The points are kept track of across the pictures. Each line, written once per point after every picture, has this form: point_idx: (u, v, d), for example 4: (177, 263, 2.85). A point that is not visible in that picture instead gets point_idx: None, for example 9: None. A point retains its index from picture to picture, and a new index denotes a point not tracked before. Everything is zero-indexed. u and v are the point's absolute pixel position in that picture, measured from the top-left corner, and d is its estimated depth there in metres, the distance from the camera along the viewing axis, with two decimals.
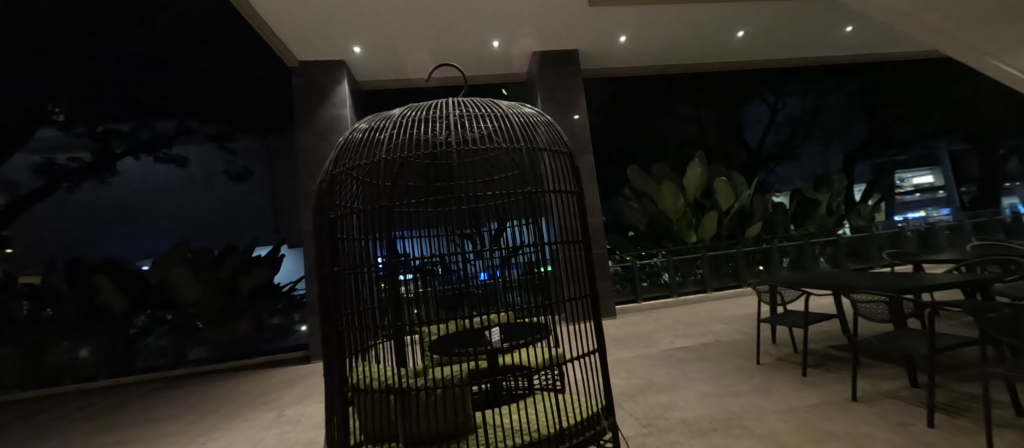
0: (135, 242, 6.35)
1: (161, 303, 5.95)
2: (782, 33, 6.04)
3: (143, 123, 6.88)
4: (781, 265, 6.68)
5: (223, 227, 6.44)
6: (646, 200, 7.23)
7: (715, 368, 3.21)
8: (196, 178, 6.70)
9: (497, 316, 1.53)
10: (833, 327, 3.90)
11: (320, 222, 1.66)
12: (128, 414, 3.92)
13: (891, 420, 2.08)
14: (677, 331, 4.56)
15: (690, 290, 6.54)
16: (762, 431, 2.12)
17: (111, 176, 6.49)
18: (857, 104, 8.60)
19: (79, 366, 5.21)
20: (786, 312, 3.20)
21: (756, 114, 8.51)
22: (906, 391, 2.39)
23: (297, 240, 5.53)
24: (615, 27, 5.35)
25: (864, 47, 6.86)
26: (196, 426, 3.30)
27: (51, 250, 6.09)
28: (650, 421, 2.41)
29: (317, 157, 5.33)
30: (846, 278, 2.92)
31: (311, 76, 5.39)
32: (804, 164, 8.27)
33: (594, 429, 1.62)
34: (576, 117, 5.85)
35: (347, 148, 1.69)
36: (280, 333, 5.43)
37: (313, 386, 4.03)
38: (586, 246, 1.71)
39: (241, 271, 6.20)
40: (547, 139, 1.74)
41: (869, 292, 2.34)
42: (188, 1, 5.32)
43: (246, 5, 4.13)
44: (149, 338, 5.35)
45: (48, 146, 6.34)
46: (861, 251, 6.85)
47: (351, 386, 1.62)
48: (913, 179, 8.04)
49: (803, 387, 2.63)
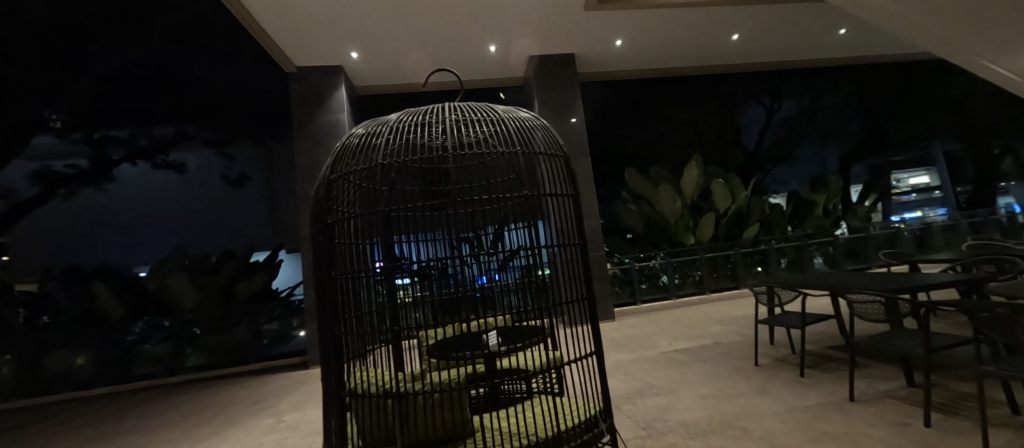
0: (133, 250, 6.34)
1: (158, 310, 5.92)
2: (776, 35, 6.07)
3: (140, 129, 6.89)
4: (779, 266, 6.68)
5: (221, 232, 6.44)
6: (644, 202, 7.25)
7: (714, 369, 3.22)
8: (193, 185, 6.75)
9: (495, 320, 1.53)
10: (831, 328, 3.92)
11: (317, 226, 1.66)
12: (123, 422, 3.90)
13: (888, 420, 2.08)
14: (676, 333, 4.57)
15: (688, 292, 6.57)
16: (760, 432, 2.13)
17: (110, 182, 6.56)
18: (851, 105, 8.67)
19: (76, 374, 5.19)
20: (783, 314, 3.20)
21: (752, 115, 8.57)
22: (903, 390, 2.40)
23: (294, 246, 5.54)
24: (610, 31, 5.37)
25: (857, 48, 6.93)
26: (192, 432, 3.29)
27: (46, 257, 6.04)
28: (649, 423, 2.41)
29: (314, 162, 5.34)
30: (845, 279, 2.92)
31: (309, 83, 5.41)
32: (800, 165, 8.35)
33: (593, 432, 1.62)
34: (573, 120, 5.88)
35: (344, 154, 1.69)
36: (278, 339, 5.39)
37: (311, 392, 4.00)
38: (583, 249, 1.72)
39: (239, 277, 6.18)
40: (544, 144, 1.75)
41: (864, 292, 2.34)
42: (185, 8, 5.35)
43: (242, 11, 4.14)
44: (147, 345, 5.32)
45: (50, 153, 6.37)
46: (857, 251, 6.88)
47: (349, 391, 1.62)
48: (909, 179, 8.14)
49: (801, 388, 2.65)
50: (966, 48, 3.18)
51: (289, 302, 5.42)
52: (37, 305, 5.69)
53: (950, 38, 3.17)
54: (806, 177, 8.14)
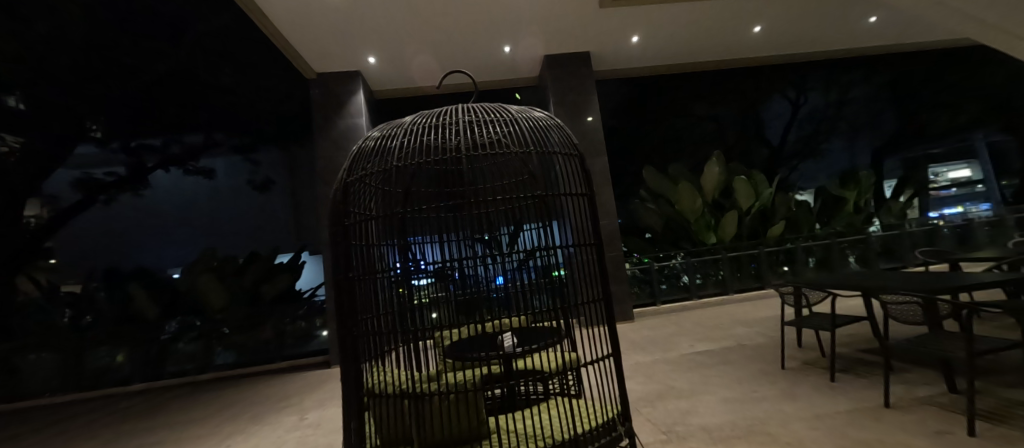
0: (167, 251, 6.58)
1: (190, 311, 6.15)
2: (803, 25, 5.84)
3: (172, 136, 7.15)
4: (806, 265, 6.45)
5: (246, 234, 6.64)
6: (663, 200, 7.10)
7: (739, 373, 3.11)
8: (221, 189, 7.10)
9: (510, 321, 1.51)
10: (863, 329, 3.78)
11: (335, 229, 1.67)
12: (157, 417, 4.01)
13: (928, 428, 1.96)
14: (697, 334, 4.46)
15: (710, 293, 6.39)
16: (788, 438, 2.05)
17: (145, 188, 6.87)
18: (883, 97, 8.31)
19: (116, 370, 5.45)
20: (812, 315, 3.05)
21: (777, 110, 8.35)
22: (944, 397, 2.26)
23: (316, 247, 5.69)
24: (626, 27, 5.28)
25: (888, 38, 6.64)
26: (222, 428, 3.37)
27: (91, 261, 6.39)
28: (669, 427, 2.35)
29: (333, 165, 5.45)
30: (877, 279, 2.77)
31: (327, 87, 5.51)
32: (829, 160, 7.99)
33: (610, 435, 1.59)
34: (589, 118, 5.81)
35: (360, 157, 1.71)
36: (302, 339, 5.51)
37: (332, 391, 4.08)
38: (599, 249, 1.68)
39: (265, 278, 6.37)
40: (560, 143, 1.72)
41: (902, 292, 2.19)
42: (211, 20, 5.57)
43: (263, 19, 4.25)
44: (180, 344, 5.52)
45: (90, 161, 6.71)
46: (892, 250, 6.57)
47: (368, 391, 1.63)
48: (948, 173, 7.62)
49: (831, 393, 2.53)
50: (1009, 32, 3.01)
51: (312, 302, 5.59)
52: (80, 305, 6.08)
53: (983, 20, 3.00)
54: (835, 173, 7.82)
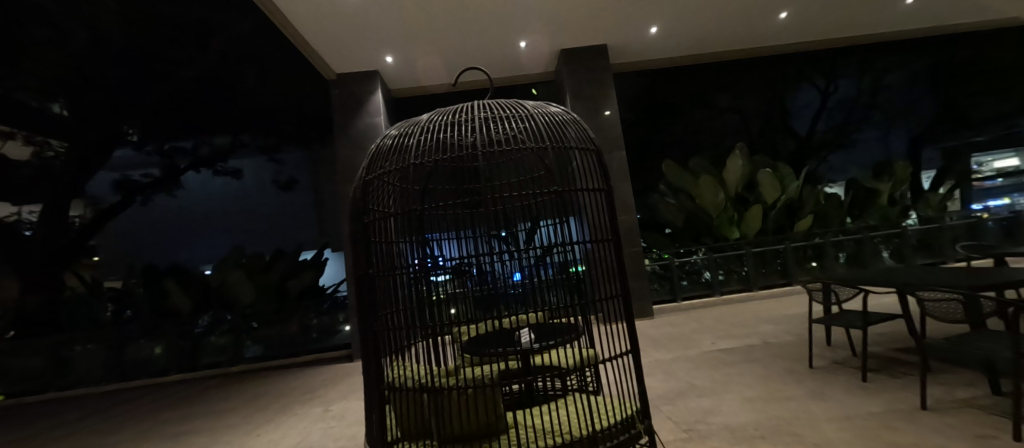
0: (200, 248, 6.87)
1: (221, 306, 6.40)
2: (832, 10, 5.59)
3: (202, 139, 7.47)
4: (836, 261, 6.22)
5: (272, 232, 6.84)
6: (684, 196, 7.03)
7: (763, 371, 3.02)
8: (247, 189, 7.32)
9: (529, 317, 1.44)
10: (897, 327, 3.61)
11: (354, 226, 1.70)
12: (191, 407, 4.20)
13: (968, 431, 1.86)
14: (720, 331, 4.35)
15: (733, 289, 6.23)
16: (814, 439, 1.98)
17: (178, 189, 7.25)
18: (920, 83, 7.89)
19: (154, 362, 5.72)
20: (841, 313, 2.93)
21: (805, 100, 8.04)
22: (986, 399, 2.14)
23: (338, 245, 5.81)
24: (645, 18, 5.17)
25: (926, 20, 6.29)
26: (250, 418, 3.50)
27: (128, 259, 6.67)
28: (690, 426, 2.31)
29: (352, 163, 5.54)
30: (911, 275, 2.64)
31: (347, 87, 5.60)
32: (860, 150, 7.70)
33: (629, 432, 1.56)
34: (607, 113, 5.73)
35: (378, 155, 1.72)
36: (326, 333, 5.64)
37: (354, 384, 4.17)
38: (617, 244, 1.64)
39: (290, 274, 6.56)
40: (577, 138, 1.70)
41: (939, 289, 2.08)
42: (236, 25, 5.73)
43: (285, 23, 4.35)
44: (212, 337, 5.75)
45: (127, 164, 7.11)
46: (930, 244, 6.26)
47: (388, 385, 1.65)
48: (993, 162, 7.12)
49: (862, 393, 2.43)
50: None
51: (335, 298, 5.72)
52: (121, 301, 6.44)
53: None
54: (868, 164, 7.49)
